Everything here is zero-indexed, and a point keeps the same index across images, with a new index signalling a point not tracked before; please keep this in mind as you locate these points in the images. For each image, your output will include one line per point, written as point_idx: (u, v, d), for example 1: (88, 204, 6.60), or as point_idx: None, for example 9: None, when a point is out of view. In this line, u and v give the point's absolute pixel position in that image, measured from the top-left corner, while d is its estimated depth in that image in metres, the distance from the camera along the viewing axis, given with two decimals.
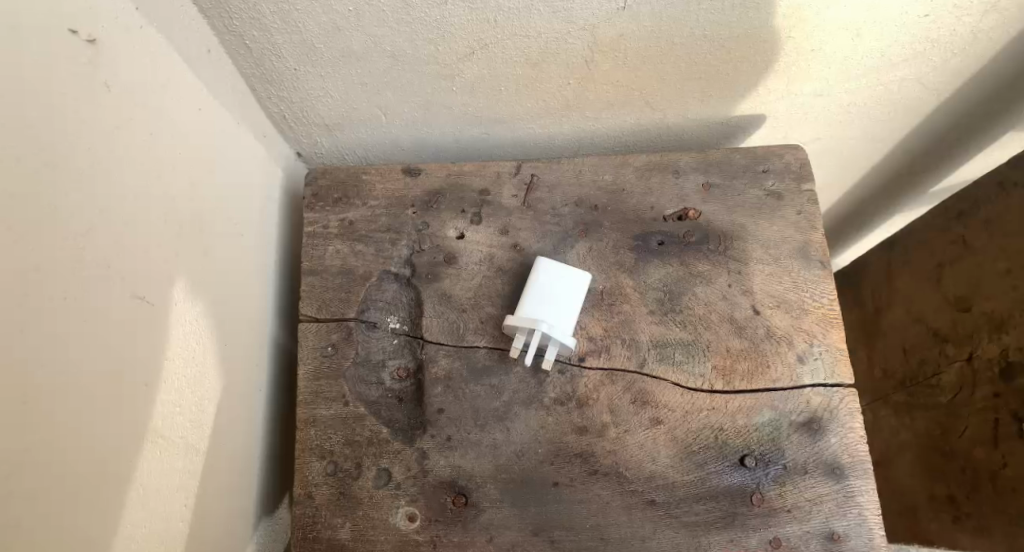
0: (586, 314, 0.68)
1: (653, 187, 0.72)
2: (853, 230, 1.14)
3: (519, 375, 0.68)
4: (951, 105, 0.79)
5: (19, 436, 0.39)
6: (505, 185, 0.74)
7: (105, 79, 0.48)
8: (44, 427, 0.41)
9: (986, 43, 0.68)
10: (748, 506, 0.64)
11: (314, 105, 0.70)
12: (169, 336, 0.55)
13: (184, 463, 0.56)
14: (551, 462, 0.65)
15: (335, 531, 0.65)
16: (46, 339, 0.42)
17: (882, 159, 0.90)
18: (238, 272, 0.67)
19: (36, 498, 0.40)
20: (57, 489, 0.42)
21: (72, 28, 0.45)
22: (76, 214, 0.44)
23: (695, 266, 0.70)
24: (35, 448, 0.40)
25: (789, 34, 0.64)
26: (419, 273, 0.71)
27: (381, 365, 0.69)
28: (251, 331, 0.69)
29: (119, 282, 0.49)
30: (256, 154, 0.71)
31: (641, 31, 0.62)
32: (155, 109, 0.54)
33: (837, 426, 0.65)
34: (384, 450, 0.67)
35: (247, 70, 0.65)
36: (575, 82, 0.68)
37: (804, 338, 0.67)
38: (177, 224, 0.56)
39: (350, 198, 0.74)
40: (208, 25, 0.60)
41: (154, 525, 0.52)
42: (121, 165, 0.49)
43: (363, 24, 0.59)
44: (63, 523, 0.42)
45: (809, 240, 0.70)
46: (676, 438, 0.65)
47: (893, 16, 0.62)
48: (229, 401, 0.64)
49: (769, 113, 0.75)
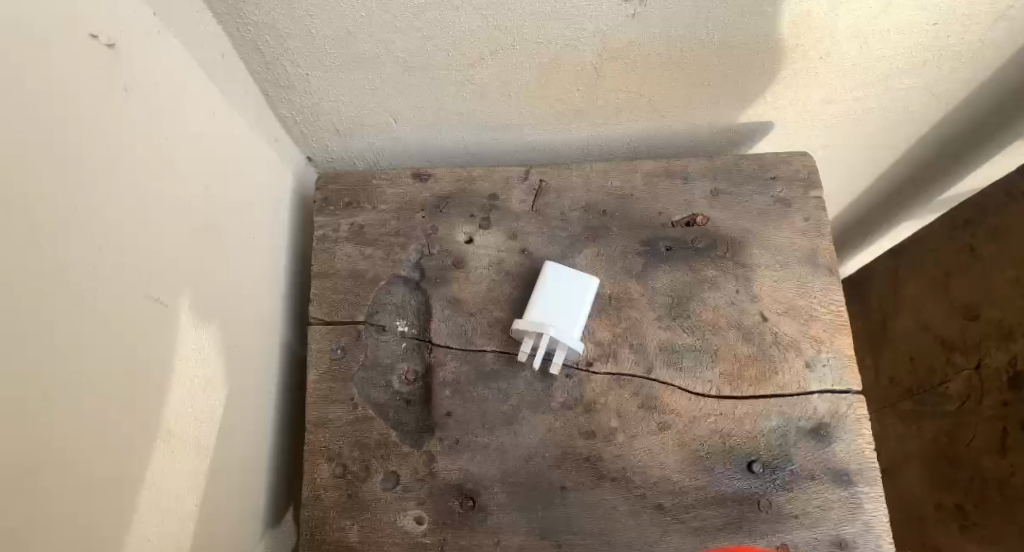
0: (593, 319, 0.69)
1: (661, 192, 0.73)
2: (859, 236, 1.14)
3: (526, 379, 0.68)
4: (961, 111, 0.79)
5: (23, 436, 0.39)
6: (514, 189, 0.74)
7: (123, 82, 0.49)
8: (47, 428, 0.41)
9: (994, 52, 0.68)
10: (755, 513, 0.63)
11: (324, 109, 0.70)
12: (180, 336, 0.55)
13: (195, 464, 0.57)
14: (560, 466, 0.65)
15: (344, 533, 0.65)
16: (58, 341, 0.42)
17: (890, 165, 0.89)
18: (249, 273, 0.67)
19: (39, 499, 0.40)
20: (59, 491, 0.41)
21: (90, 32, 0.46)
22: (80, 216, 0.44)
23: (702, 272, 0.70)
24: (38, 447, 0.40)
25: (797, 42, 0.64)
26: (428, 276, 0.72)
27: (389, 368, 0.70)
28: (261, 332, 0.70)
29: (129, 281, 0.49)
30: (267, 156, 0.72)
31: (650, 38, 0.62)
32: (171, 112, 0.55)
33: (845, 432, 0.65)
34: (393, 453, 0.67)
35: (259, 74, 0.66)
36: (584, 88, 0.69)
37: (812, 344, 0.67)
38: (189, 226, 0.57)
39: (360, 202, 0.75)
40: (220, 29, 0.60)
41: (165, 525, 0.52)
42: (135, 166, 0.50)
43: (375, 30, 0.60)
44: (69, 523, 0.42)
45: (817, 247, 0.70)
46: (684, 443, 0.65)
47: (900, 24, 0.63)
48: (240, 404, 0.65)
49: (777, 119, 0.76)
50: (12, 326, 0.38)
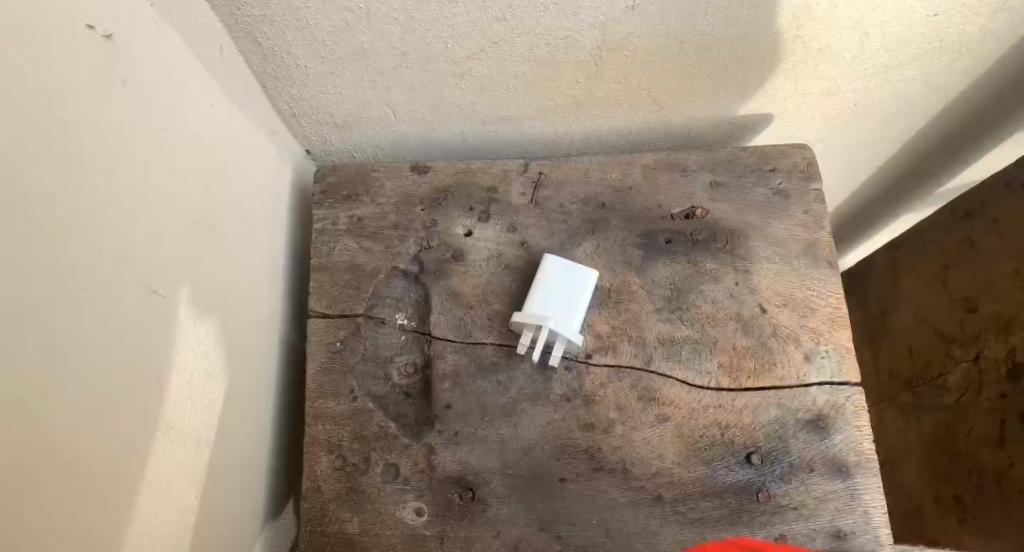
0: (592, 312, 0.69)
1: (660, 185, 0.73)
2: (858, 229, 1.15)
3: (525, 372, 0.68)
4: (960, 104, 0.79)
5: (21, 435, 0.39)
6: (513, 182, 0.74)
7: (121, 76, 0.49)
8: (46, 426, 0.41)
9: (994, 45, 0.68)
10: (754, 505, 0.64)
11: (323, 102, 0.70)
12: (179, 330, 0.55)
13: (194, 457, 0.57)
14: (559, 458, 0.66)
15: (344, 525, 0.66)
16: (58, 340, 0.42)
17: (889, 157, 0.89)
18: (248, 267, 0.67)
19: (37, 497, 0.40)
20: (57, 488, 0.41)
21: (88, 25, 0.46)
22: (76, 214, 0.44)
23: (701, 265, 0.70)
24: (36, 446, 0.40)
25: (796, 33, 0.64)
26: (427, 269, 0.72)
27: (389, 361, 0.70)
28: (261, 326, 0.70)
29: (129, 276, 0.49)
30: (266, 151, 0.72)
31: (650, 30, 0.62)
32: (170, 107, 0.55)
33: (843, 424, 0.65)
34: (392, 446, 0.67)
35: (257, 67, 0.66)
36: (583, 80, 0.69)
37: (811, 337, 0.67)
38: (189, 221, 0.57)
39: (359, 195, 0.75)
40: (218, 23, 0.60)
41: (165, 518, 0.53)
42: (134, 161, 0.50)
43: (374, 23, 0.60)
44: (66, 522, 0.42)
45: (816, 240, 0.70)
46: (683, 435, 0.66)
47: (900, 16, 0.62)
48: (240, 397, 0.65)
49: (777, 112, 0.76)
50: (10, 324, 0.38)
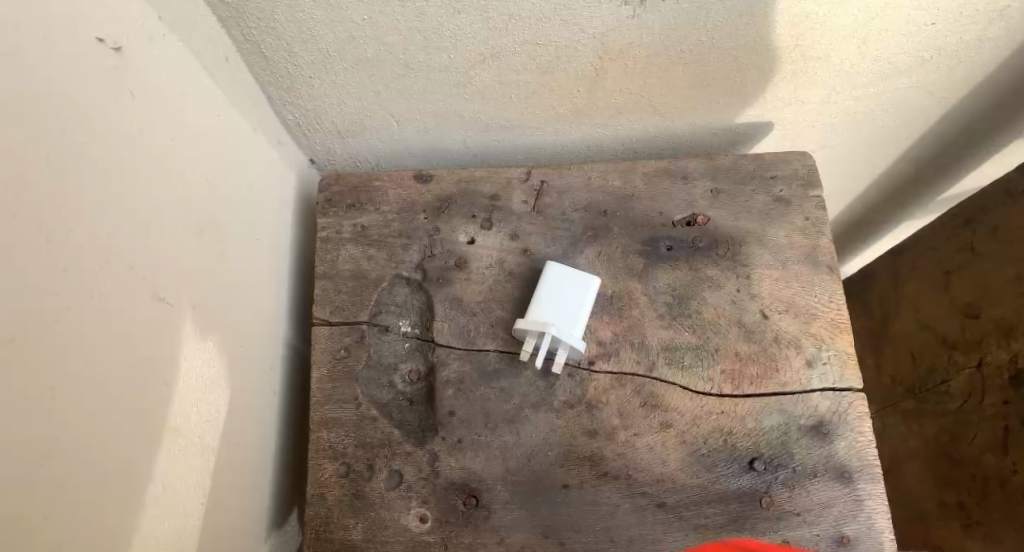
0: (594, 319, 0.69)
1: (661, 193, 0.73)
2: (859, 235, 1.15)
3: (529, 378, 0.68)
4: (959, 110, 0.79)
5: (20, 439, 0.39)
6: (515, 190, 0.74)
7: (129, 85, 0.50)
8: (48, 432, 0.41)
9: (991, 53, 0.69)
10: (757, 510, 0.64)
11: (327, 111, 0.71)
12: (185, 338, 0.55)
13: (201, 462, 0.57)
14: (562, 464, 0.66)
15: (347, 532, 0.66)
16: (60, 344, 0.42)
17: (889, 164, 0.90)
18: (252, 272, 0.68)
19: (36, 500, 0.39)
20: (52, 495, 0.41)
21: (97, 34, 0.47)
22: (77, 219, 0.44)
23: (702, 271, 0.70)
24: (36, 452, 0.40)
25: (796, 42, 0.64)
26: (429, 276, 0.72)
27: (392, 367, 0.70)
28: (265, 333, 0.70)
29: (136, 283, 0.50)
30: (270, 160, 0.72)
31: (649, 39, 0.63)
32: (175, 114, 0.56)
33: (846, 430, 0.66)
34: (396, 452, 0.67)
35: (262, 78, 0.67)
36: (584, 89, 0.69)
37: (813, 343, 0.68)
38: (193, 227, 0.57)
39: (362, 204, 0.75)
40: (225, 35, 0.61)
41: (171, 523, 0.53)
42: (142, 168, 0.51)
43: (378, 34, 0.61)
44: (66, 528, 0.42)
45: (816, 246, 0.71)
46: (686, 441, 0.66)
47: (896, 24, 0.63)
48: (244, 404, 0.66)
49: (776, 120, 0.76)
50: (12, 330, 0.38)
